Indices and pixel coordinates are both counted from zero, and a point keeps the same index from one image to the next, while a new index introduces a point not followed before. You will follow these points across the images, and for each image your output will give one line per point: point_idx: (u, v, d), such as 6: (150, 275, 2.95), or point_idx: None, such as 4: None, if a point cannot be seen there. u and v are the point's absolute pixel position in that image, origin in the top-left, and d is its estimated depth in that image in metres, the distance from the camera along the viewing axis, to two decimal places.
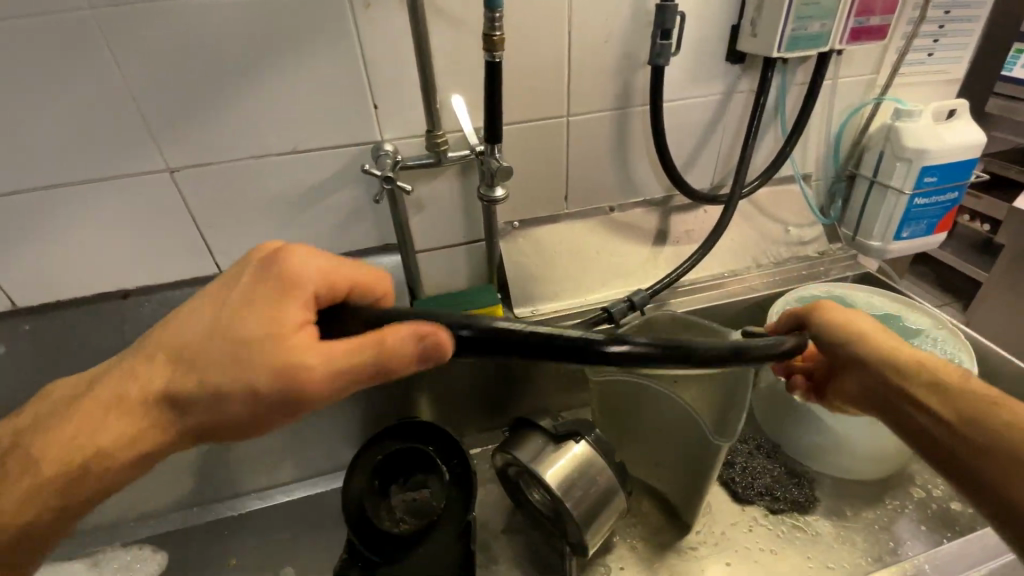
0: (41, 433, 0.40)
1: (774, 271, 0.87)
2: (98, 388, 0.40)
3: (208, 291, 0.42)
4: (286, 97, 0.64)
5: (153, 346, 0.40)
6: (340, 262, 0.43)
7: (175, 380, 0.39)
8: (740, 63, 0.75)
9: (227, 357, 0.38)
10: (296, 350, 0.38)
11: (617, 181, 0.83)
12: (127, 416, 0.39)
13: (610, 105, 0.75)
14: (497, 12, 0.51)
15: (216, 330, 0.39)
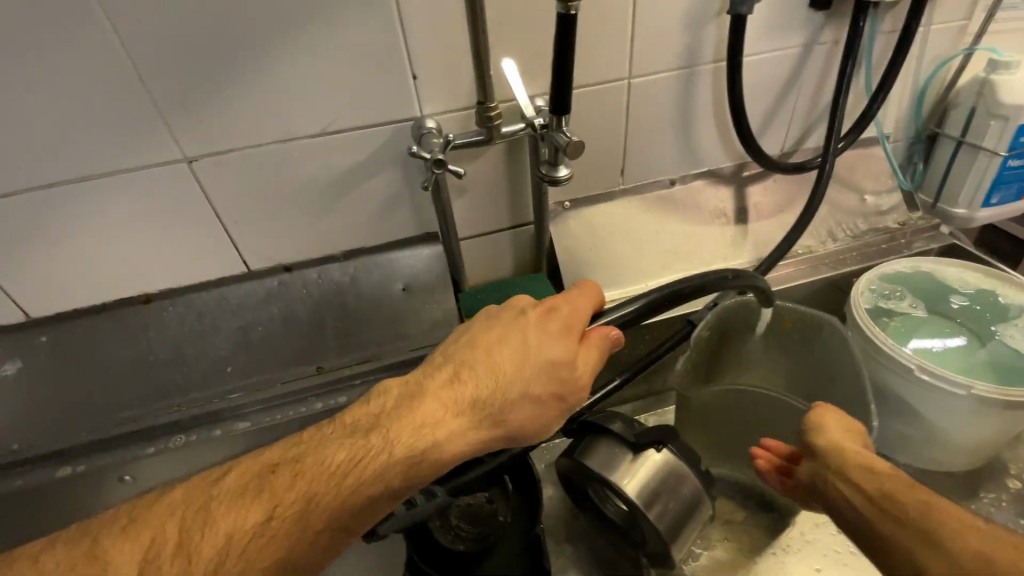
0: (206, 524, 0.41)
1: (851, 246, 0.79)
2: (267, 490, 0.43)
3: (420, 403, 0.47)
4: (314, 69, 0.55)
5: (342, 443, 0.45)
6: (525, 355, 0.49)
7: (353, 484, 0.44)
8: (825, 10, 0.65)
9: (421, 472, 0.45)
10: (468, 450, 0.47)
11: (678, 152, 0.74)
12: (311, 517, 0.43)
13: (675, 65, 0.65)
14: None
15: (405, 450, 0.45)
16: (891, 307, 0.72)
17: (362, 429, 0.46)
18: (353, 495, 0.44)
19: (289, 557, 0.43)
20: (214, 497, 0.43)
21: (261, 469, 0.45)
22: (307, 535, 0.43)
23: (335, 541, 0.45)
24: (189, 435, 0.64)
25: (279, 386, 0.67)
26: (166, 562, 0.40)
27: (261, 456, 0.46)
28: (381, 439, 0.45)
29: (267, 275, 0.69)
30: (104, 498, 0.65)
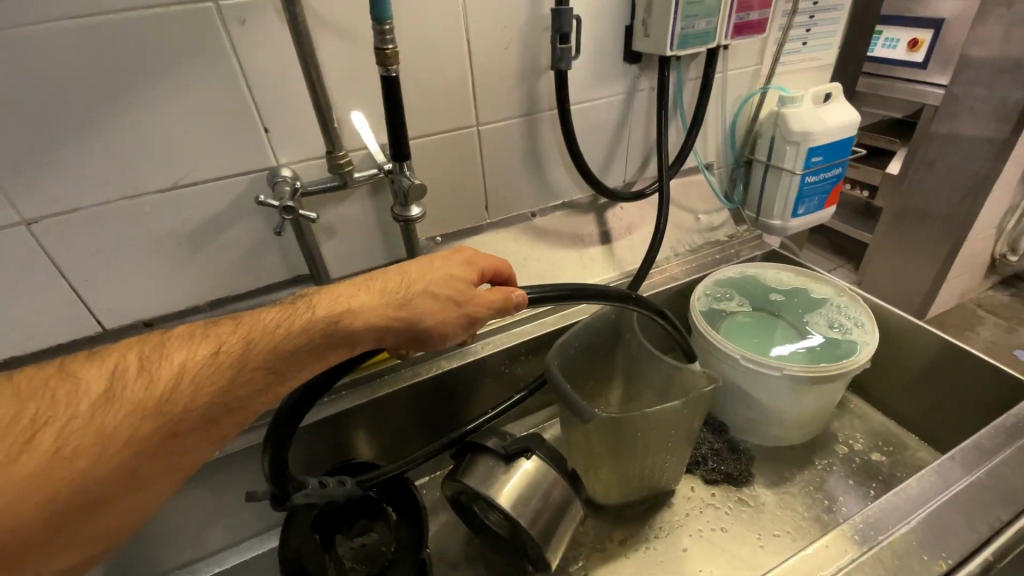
0: (153, 362, 0.41)
1: (693, 258, 0.91)
2: (156, 362, 0.41)
3: (339, 290, 0.50)
4: (162, 127, 0.57)
5: (274, 308, 0.48)
6: (425, 266, 0.54)
7: (285, 335, 0.46)
8: (637, 63, 0.78)
9: (341, 334, 0.48)
10: (375, 329, 0.50)
11: (533, 187, 0.82)
12: (203, 383, 0.42)
13: (517, 113, 0.74)
14: (386, 24, 0.49)
15: (327, 312, 0.48)
16: (722, 308, 0.82)
17: (291, 301, 0.49)
18: (256, 361, 0.44)
19: (172, 427, 0.40)
20: (158, 342, 0.43)
21: (147, 348, 0.42)
22: (195, 402, 0.41)
23: (225, 416, 0.43)
24: None
25: None
26: (126, 385, 0.39)
27: (145, 336, 0.44)
28: (306, 304, 0.48)
29: (126, 334, 0.67)
30: None
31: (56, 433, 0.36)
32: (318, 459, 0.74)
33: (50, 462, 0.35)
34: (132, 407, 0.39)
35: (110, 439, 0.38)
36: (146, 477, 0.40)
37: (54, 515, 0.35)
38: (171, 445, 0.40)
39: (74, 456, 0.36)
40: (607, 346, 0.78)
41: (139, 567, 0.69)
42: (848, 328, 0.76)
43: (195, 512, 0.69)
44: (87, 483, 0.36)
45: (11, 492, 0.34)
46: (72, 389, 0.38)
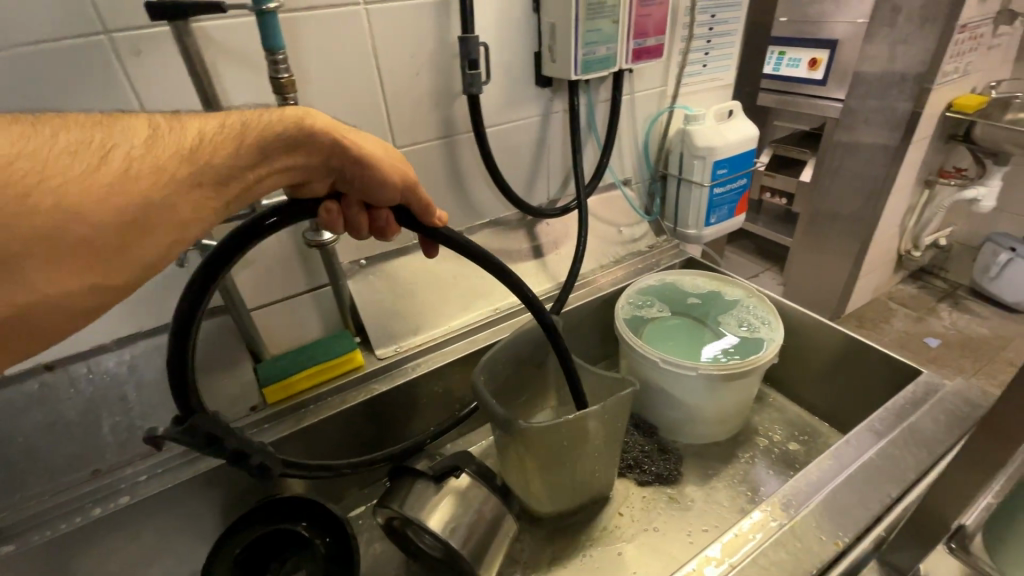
0: (173, 125, 0.40)
1: (617, 269, 0.95)
2: (178, 125, 0.40)
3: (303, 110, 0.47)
4: None
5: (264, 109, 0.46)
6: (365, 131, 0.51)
7: (279, 121, 0.44)
8: (549, 87, 0.82)
9: (325, 136, 0.46)
10: (335, 153, 0.47)
11: (457, 206, 0.84)
12: (221, 143, 0.41)
13: (433, 136, 0.76)
14: (280, 54, 0.50)
15: (300, 112, 0.45)
16: (645, 314, 0.86)
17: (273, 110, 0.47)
18: (256, 145, 0.42)
19: (201, 174, 0.39)
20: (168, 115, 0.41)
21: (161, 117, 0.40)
22: (217, 157, 0.40)
23: (236, 184, 0.42)
24: None
25: (49, 499, 0.61)
26: (149, 136, 0.38)
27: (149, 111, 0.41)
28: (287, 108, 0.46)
29: (25, 379, 0.64)
30: None
31: (120, 155, 0.35)
32: (243, 496, 0.71)
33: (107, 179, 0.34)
34: (166, 152, 0.38)
35: (159, 169, 0.37)
36: (186, 217, 0.38)
37: (119, 223, 0.34)
38: (202, 194, 0.39)
39: (128, 179, 0.35)
40: (535, 360, 0.79)
41: None
42: (757, 327, 0.82)
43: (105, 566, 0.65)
44: (149, 201, 0.36)
45: (92, 192, 0.33)
46: (115, 130, 0.37)
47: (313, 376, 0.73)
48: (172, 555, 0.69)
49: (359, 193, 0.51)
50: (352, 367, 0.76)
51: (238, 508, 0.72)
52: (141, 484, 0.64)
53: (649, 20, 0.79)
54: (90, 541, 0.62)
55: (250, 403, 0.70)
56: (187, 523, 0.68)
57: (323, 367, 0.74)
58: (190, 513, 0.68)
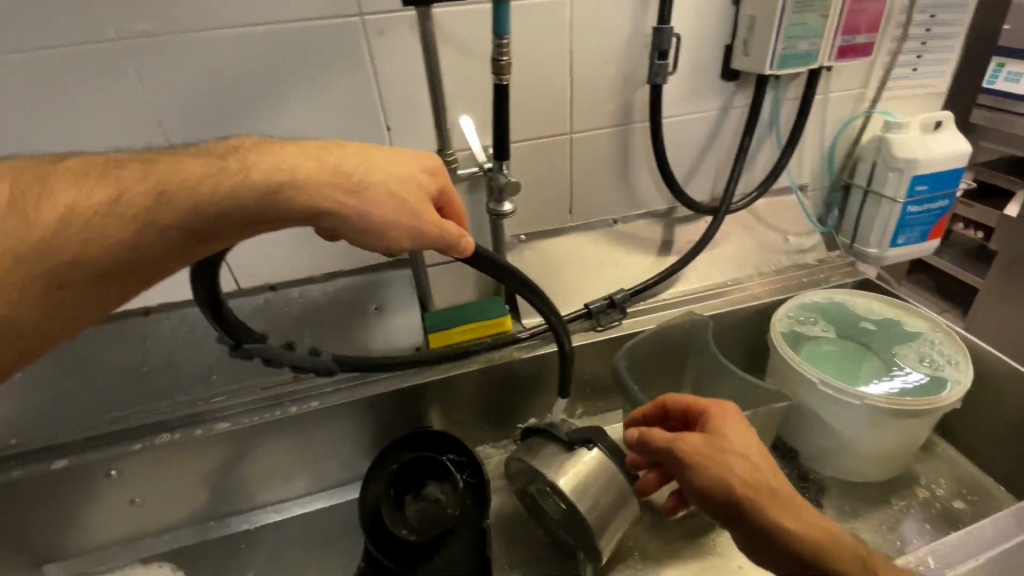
0: (60, 200, 0.43)
1: (775, 280, 0.90)
2: (117, 175, 0.46)
3: (293, 154, 0.52)
4: (302, 119, 0.68)
5: (201, 159, 0.49)
6: (389, 159, 0.56)
7: (205, 191, 0.47)
8: (734, 81, 0.79)
9: (278, 206, 0.50)
10: (298, 211, 0.51)
11: (619, 194, 0.86)
12: (85, 231, 0.44)
13: (610, 123, 0.78)
14: (505, 39, 0.53)
15: (263, 174, 0.49)
16: (805, 331, 0.81)
17: (219, 153, 0.50)
18: (192, 203, 0.47)
19: (48, 273, 0.43)
20: (58, 170, 0.45)
21: (110, 163, 0.47)
22: (91, 251, 0.44)
23: (142, 262, 0.47)
24: (174, 434, 0.72)
25: (261, 391, 0.76)
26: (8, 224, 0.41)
27: (142, 157, 0.49)
28: (237, 163, 0.49)
29: (254, 294, 0.79)
30: (89, 492, 0.73)
31: None
32: (397, 425, 0.82)
33: (39, 236, 0.42)
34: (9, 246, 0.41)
35: None
36: (22, 311, 0.43)
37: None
38: (54, 290, 0.44)
39: None
40: (678, 356, 0.79)
41: (237, 497, 0.80)
42: (940, 364, 0.73)
43: (287, 456, 0.79)
44: None
45: None
46: None
47: (468, 332, 0.81)
48: (336, 460, 0.82)
49: (356, 237, 0.54)
50: (501, 330, 0.83)
51: (390, 434, 0.82)
52: (327, 395, 0.77)
53: (863, 15, 0.73)
54: (281, 433, 0.76)
55: (416, 344, 0.81)
56: (351, 436, 0.80)
57: (479, 325, 0.81)
58: (354, 429, 0.79)
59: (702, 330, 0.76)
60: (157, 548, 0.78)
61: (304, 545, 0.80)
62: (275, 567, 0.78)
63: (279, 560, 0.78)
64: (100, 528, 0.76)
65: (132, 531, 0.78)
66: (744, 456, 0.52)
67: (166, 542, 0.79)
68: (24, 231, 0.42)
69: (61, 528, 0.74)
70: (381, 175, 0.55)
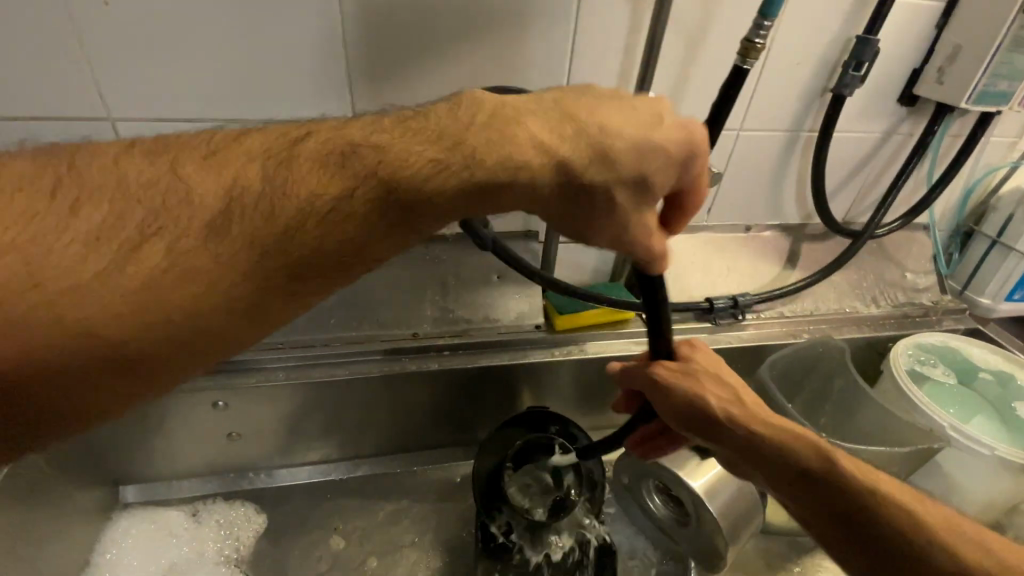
0: (294, 183, 0.37)
1: (892, 315, 0.89)
2: (351, 162, 0.38)
3: (529, 123, 0.40)
4: (485, 66, 0.64)
5: (426, 143, 0.39)
6: (637, 113, 0.42)
7: (432, 184, 0.38)
8: (909, 106, 0.76)
9: (503, 201, 0.41)
10: (525, 200, 0.41)
11: (760, 203, 0.84)
12: (323, 230, 0.37)
13: (779, 127, 0.75)
14: (770, 20, 0.51)
15: (494, 163, 0.39)
16: (925, 371, 0.80)
17: (444, 134, 0.39)
18: (419, 199, 0.39)
19: (284, 271, 0.37)
20: (295, 149, 0.39)
21: (343, 144, 0.39)
22: (323, 245, 0.38)
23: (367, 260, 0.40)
24: (289, 373, 0.69)
25: (378, 343, 0.73)
26: (245, 209, 0.36)
27: (373, 129, 0.40)
28: (466, 150, 0.39)
29: None
30: (189, 419, 0.69)
31: (180, 246, 0.34)
32: (502, 398, 0.80)
33: (281, 229, 0.36)
34: (242, 239, 0.36)
35: (211, 270, 0.35)
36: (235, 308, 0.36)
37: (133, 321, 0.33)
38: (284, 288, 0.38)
39: (153, 284, 0.33)
40: (800, 377, 0.78)
41: (328, 445, 0.78)
42: None
43: (389, 412, 0.77)
44: (193, 317, 0.35)
45: (107, 307, 0.32)
46: (195, 204, 0.35)
47: (592, 317, 0.79)
48: (434, 423, 0.80)
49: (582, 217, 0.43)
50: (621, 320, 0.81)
51: (493, 407, 0.80)
52: (445, 356, 0.75)
53: None
54: (392, 388, 0.74)
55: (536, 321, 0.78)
56: (456, 401, 0.78)
57: (605, 312, 0.79)
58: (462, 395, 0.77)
59: (835, 354, 0.75)
60: (241, 484, 0.76)
61: (391, 506, 0.77)
62: (362, 525, 0.75)
63: (366, 518, 0.75)
64: (188, 457, 0.73)
65: (218, 464, 0.75)
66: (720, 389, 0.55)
67: (251, 482, 0.76)
68: (265, 224, 0.36)
69: (150, 450, 0.71)
70: (631, 138, 0.41)
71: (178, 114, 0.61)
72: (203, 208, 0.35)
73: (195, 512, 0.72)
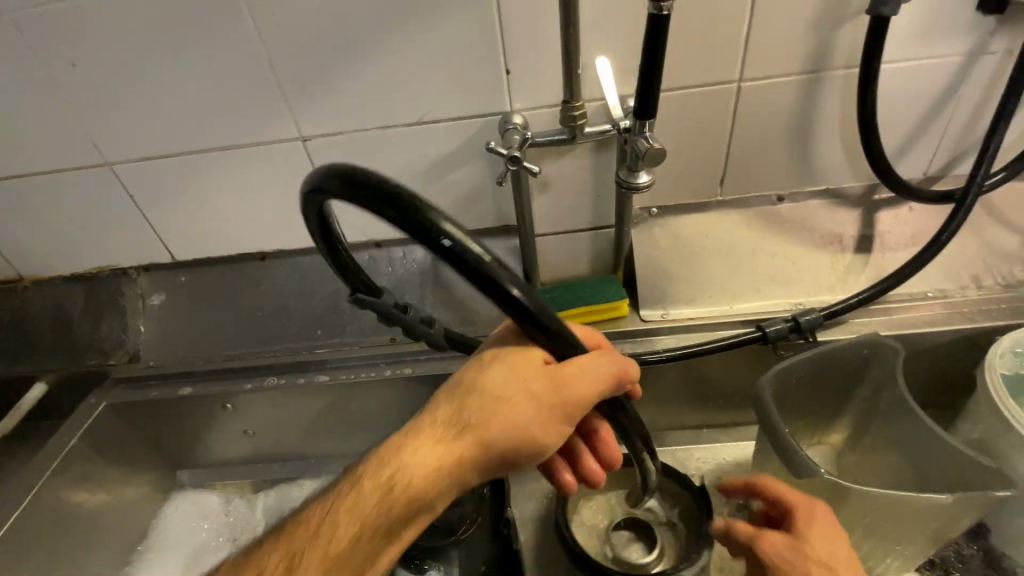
0: (425, 464, 0.43)
1: (1002, 297, 0.66)
2: (433, 433, 0.44)
3: (511, 399, 0.43)
4: (412, 60, 0.60)
5: (500, 369, 0.44)
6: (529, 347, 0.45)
7: (487, 432, 0.43)
8: (1001, 12, 0.54)
9: (469, 410, 0.44)
10: (492, 400, 0.43)
11: (789, 166, 0.68)
12: (519, 393, 0.43)
13: (797, 69, 0.59)
14: None
15: (525, 389, 0.43)
16: None
17: (487, 410, 0.43)
18: (485, 443, 0.42)
19: (494, 408, 0.43)
20: (375, 475, 0.44)
21: (419, 458, 0.43)
22: (491, 437, 0.42)
23: (469, 395, 0.44)
24: (281, 379, 0.74)
25: (359, 349, 0.75)
26: (440, 443, 0.43)
27: (424, 436, 0.44)
28: (483, 422, 0.43)
29: (360, 250, 0.77)
30: (208, 419, 0.78)
31: (467, 448, 0.43)
32: None
33: (478, 446, 0.42)
34: (482, 427, 0.43)
35: (481, 428, 0.43)
36: (466, 442, 0.43)
37: (407, 511, 0.43)
38: (473, 419, 0.43)
39: (438, 462, 0.43)
40: (841, 384, 0.63)
41: (330, 445, 0.82)
42: None
43: (380, 415, 0.78)
44: (456, 442, 0.43)
45: (416, 478, 0.43)
46: (430, 468, 0.43)
47: (580, 315, 0.72)
48: None
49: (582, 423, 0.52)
50: (615, 317, 0.72)
51: None
52: (421, 362, 0.73)
53: None
54: (373, 393, 0.74)
55: None
56: None
57: (590, 309, 0.71)
58: None
59: (886, 359, 0.59)
60: (263, 475, 0.83)
61: None
62: None
63: None
64: (217, 451, 0.82)
65: (242, 459, 0.83)
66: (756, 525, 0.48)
67: (271, 474, 0.83)
68: (494, 410, 0.43)
69: (183, 447, 0.81)
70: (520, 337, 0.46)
71: (156, 150, 0.67)
72: (401, 499, 0.42)
73: (226, 499, 0.81)
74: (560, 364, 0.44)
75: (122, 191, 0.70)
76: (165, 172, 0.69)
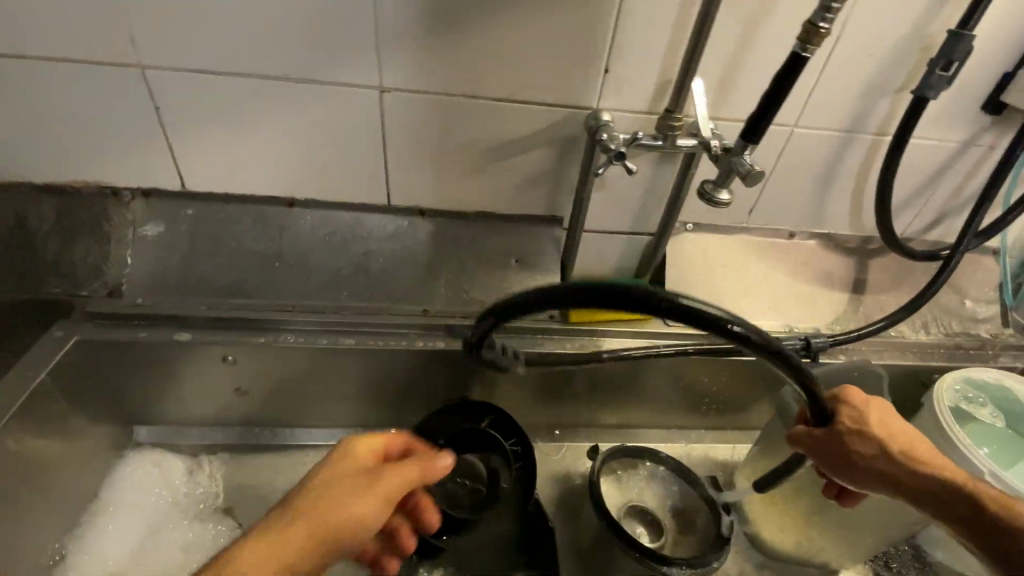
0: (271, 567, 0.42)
1: (940, 343, 0.82)
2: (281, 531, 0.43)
3: (381, 484, 0.48)
4: (521, 38, 0.60)
5: (366, 462, 0.50)
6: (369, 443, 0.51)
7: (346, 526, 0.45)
8: (995, 115, 0.69)
9: (337, 494, 0.46)
10: (363, 489, 0.47)
11: (809, 208, 0.77)
12: (378, 495, 0.48)
13: (841, 127, 0.69)
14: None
15: (389, 477, 0.49)
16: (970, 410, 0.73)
17: (363, 486, 0.48)
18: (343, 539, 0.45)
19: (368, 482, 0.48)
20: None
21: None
22: (349, 526, 0.45)
23: (345, 481, 0.47)
24: (299, 337, 0.69)
25: (388, 317, 0.72)
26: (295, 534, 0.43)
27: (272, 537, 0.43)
28: (348, 509, 0.46)
29: (400, 213, 0.74)
30: (198, 371, 0.70)
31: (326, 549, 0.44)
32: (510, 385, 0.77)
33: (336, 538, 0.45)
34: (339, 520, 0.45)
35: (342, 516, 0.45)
36: (327, 522, 0.45)
37: None
38: (346, 489, 0.47)
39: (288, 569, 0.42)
40: None
41: (328, 412, 0.77)
42: None
43: (394, 386, 0.75)
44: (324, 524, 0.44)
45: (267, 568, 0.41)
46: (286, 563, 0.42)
47: (612, 312, 0.76)
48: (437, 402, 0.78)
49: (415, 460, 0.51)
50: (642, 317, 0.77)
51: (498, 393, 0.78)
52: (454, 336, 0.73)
53: None
54: (396, 362, 0.72)
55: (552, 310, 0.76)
56: (462, 383, 0.76)
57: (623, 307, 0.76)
58: (466, 377, 0.75)
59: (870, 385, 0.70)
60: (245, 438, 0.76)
61: None
62: None
63: None
64: (194, 408, 0.74)
65: (222, 418, 0.76)
66: (877, 438, 0.52)
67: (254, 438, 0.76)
68: (357, 499, 0.46)
69: (156, 398, 0.72)
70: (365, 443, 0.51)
71: (207, 64, 0.59)
72: None
73: (199, 460, 0.74)
74: (411, 461, 0.52)
75: (148, 100, 0.61)
76: (207, 90, 0.61)
